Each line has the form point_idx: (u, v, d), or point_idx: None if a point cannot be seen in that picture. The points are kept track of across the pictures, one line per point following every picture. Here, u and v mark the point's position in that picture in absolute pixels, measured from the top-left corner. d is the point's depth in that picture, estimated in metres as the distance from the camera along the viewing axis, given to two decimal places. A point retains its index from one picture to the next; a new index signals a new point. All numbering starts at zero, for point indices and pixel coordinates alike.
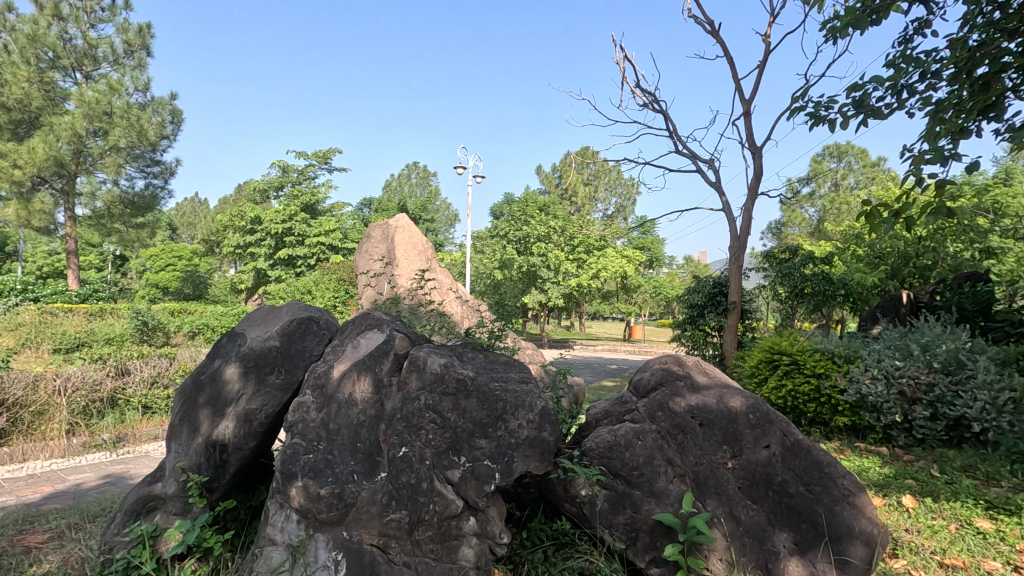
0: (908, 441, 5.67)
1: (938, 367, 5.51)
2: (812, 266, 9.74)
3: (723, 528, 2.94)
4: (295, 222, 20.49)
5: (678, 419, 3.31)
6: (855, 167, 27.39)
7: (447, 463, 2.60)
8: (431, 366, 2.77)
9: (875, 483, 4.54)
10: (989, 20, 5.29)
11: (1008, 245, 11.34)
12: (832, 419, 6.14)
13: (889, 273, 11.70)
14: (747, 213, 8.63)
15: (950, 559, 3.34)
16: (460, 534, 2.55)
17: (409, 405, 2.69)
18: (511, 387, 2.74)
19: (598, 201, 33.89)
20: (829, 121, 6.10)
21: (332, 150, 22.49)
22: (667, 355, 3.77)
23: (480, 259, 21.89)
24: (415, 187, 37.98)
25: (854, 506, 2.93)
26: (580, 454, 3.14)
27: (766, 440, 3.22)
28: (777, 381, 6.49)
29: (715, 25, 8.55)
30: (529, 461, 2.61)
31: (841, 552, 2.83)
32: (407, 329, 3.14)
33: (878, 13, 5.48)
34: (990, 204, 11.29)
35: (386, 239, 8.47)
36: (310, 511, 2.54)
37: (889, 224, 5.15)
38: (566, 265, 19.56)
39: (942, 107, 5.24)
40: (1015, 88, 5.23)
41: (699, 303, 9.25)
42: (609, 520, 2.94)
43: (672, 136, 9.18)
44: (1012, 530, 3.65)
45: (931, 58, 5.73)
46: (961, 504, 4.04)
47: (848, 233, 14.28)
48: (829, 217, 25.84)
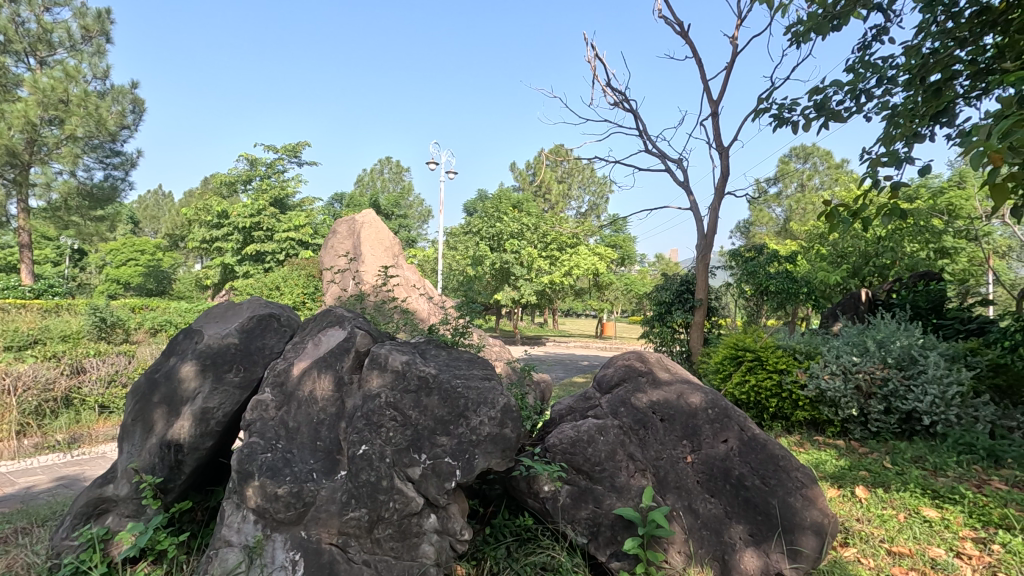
0: (864, 434, 5.88)
1: (892, 362, 5.73)
2: (777, 265, 10.02)
3: (682, 522, 3.00)
4: (264, 216, 20.09)
5: (640, 414, 3.36)
6: (820, 169, 28.21)
7: (408, 461, 2.58)
8: (392, 363, 2.76)
9: (831, 475, 4.69)
10: (942, 28, 5.49)
11: (961, 245, 11.88)
12: (793, 413, 6.32)
13: (850, 272, 12.11)
14: (713, 212, 8.80)
15: (897, 547, 3.48)
16: (421, 532, 2.55)
17: (370, 403, 2.67)
18: (473, 384, 2.74)
19: (572, 199, 34.15)
20: (792, 123, 6.28)
21: (302, 144, 22.10)
22: (631, 351, 3.83)
23: (453, 255, 21.83)
24: (388, 182, 37.71)
25: (807, 498, 3.02)
26: (544, 451, 3.17)
27: (725, 434, 3.30)
28: (740, 376, 6.65)
29: (684, 26, 8.63)
30: (491, 458, 2.61)
31: (794, 542, 2.92)
32: (369, 326, 3.12)
33: (839, 18, 5.66)
34: (945, 205, 11.73)
35: (352, 235, 8.34)
36: (267, 511, 2.51)
37: (847, 224, 5.32)
38: (539, 262, 19.67)
39: (898, 112, 5.43)
40: (965, 94, 5.46)
41: (667, 300, 9.40)
42: (571, 515, 2.96)
43: (642, 136, 9.22)
44: (957, 518, 3.83)
45: (888, 64, 5.93)
46: (910, 494, 4.20)
47: (811, 232, 14.71)
48: (795, 217, 26.60)
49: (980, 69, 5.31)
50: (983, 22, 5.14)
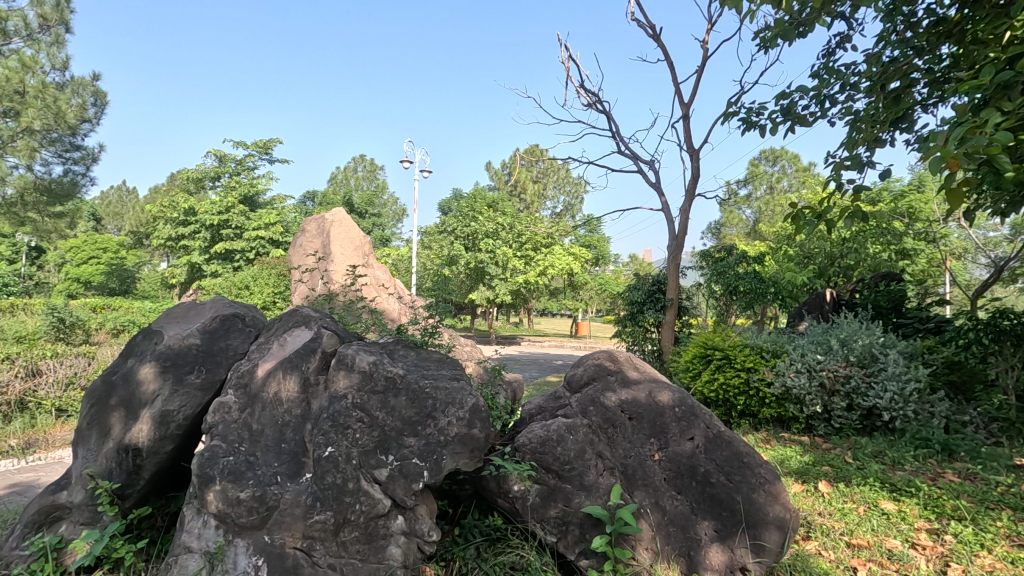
0: (828, 430, 6.04)
1: (854, 360, 5.91)
2: (746, 265, 10.22)
3: (650, 519, 3.03)
4: (233, 214, 19.65)
5: (608, 413, 3.40)
6: (788, 172, 28.93)
7: (375, 462, 2.55)
8: (359, 364, 2.73)
9: (795, 471, 4.81)
10: (901, 37, 5.68)
11: (920, 247, 12.33)
12: (760, 411, 6.45)
13: (816, 272, 12.44)
14: (684, 213, 8.94)
15: (856, 539, 3.59)
16: (388, 534, 2.52)
17: (336, 404, 2.64)
18: (441, 384, 2.73)
19: (547, 199, 34.30)
20: (760, 127, 6.43)
21: (273, 141, 21.70)
22: (601, 350, 3.86)
23: (428, 255, 21.72)
24: (361, 180, 37.35)
25: (769, 493, 3.10)
26: (513, 450, 3.17)
27: (691, 432, 3.35)
28: (709, 374, 6.77)
29: (656, 30, 8.77)
30: (459, 459, 2.60)
31: (757, 537, 2.99)
32: (336, 327, 3.07)
33: (805, 25, 5.81)
34: (906, 208, 12.14)
35: (321, 233, 8.21)
36: (228, 516, 2.45)
37: (812, 226, 5.47)
38: (514, 262, 19.69)
39: (860, 118, 5.60)
40: (923, 101, 5.66)
41: (639, 300, 9.53)
42: (541, 514, 2.97)
43: (615, 137, 9.32)
44: (912, 509, 3.97)
45: (851, 71, 6.11)
46: (869, 487, 4.34)
47: (779, 233, 15.08)
48: (764, 219, 27.26)
49: (937, 77, 5.52)
50: (939, 32, 5.35)
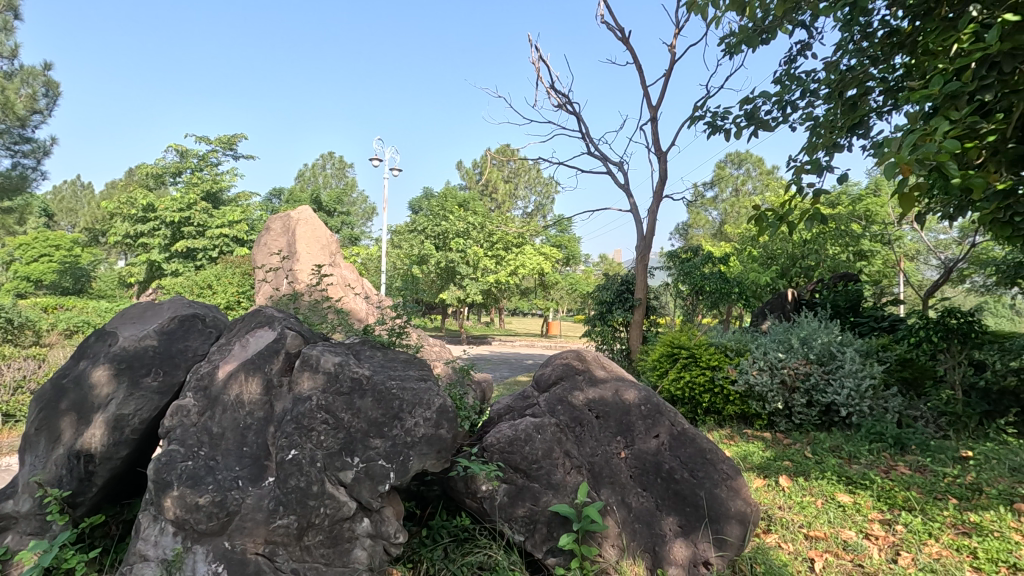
0: (789, 426, 6.23)
1: (813, 358, 6.12)
2: (711, 265, 10.45)
3: (616, 516, 3.07)
4: (195, 211, 19.09)
5: (576, 412, 3.43)
6: (753, 175, 29.68)
7: (340, 464, 2.51)
8: (324, 365, 2.68)
9: (757, 466, 4.95)
10: (858, 47, 5.90)
11: (876, 249, 12.82)
12: (724, 408, 6.59)
13: (779, 273, 12.80)
14: (652, 214, 9.09)
15: (814, 531, 3.71)
16: (353, 537, 2.49)
17: (300, 406, 2.59)
18: (408, 385, 2.71)
19: (518, 199, 34.39)
20: (725, 130, 6.59)
21: (237, 136, 21.16)
22: (569, 350, 3.89)
23: (398, 254, 21.52)
24: (330, 178, 36.80)
25: (731, 488, 3.18)
26: (482, 450, 3.17)
27: (656, 429, 3.41)
28: (676, 372, 6.89)
29: (625, 33, 8.90)
30: (426, 459, 2.58)
31: (719, 531, 3.06)
32: (300, 327, 3.02)
33: (767, 32, 5.97)
34: (863, 211, 12.59)
35: (287, 232, 8.04)
36: (187, 522, 2.38)
37: (774, 227, 5.63)
38: (485, 261, 19.68)
39: (820, 123, 5.78)
40: (879, 109, 5.89)
41: (608, 299, 9.64)
42: (509, 513, 2.98)
43: (585, 138, 9.41)
44: (867, 501, 4.13)
45: (811, 78, 6.31)
46: (827, 480, 4.50)
47: (744, 235, 15.47)
48: (730, 220, 27.91)
49: (891, 86, 5.74)
50: (892, 42, 5.57)
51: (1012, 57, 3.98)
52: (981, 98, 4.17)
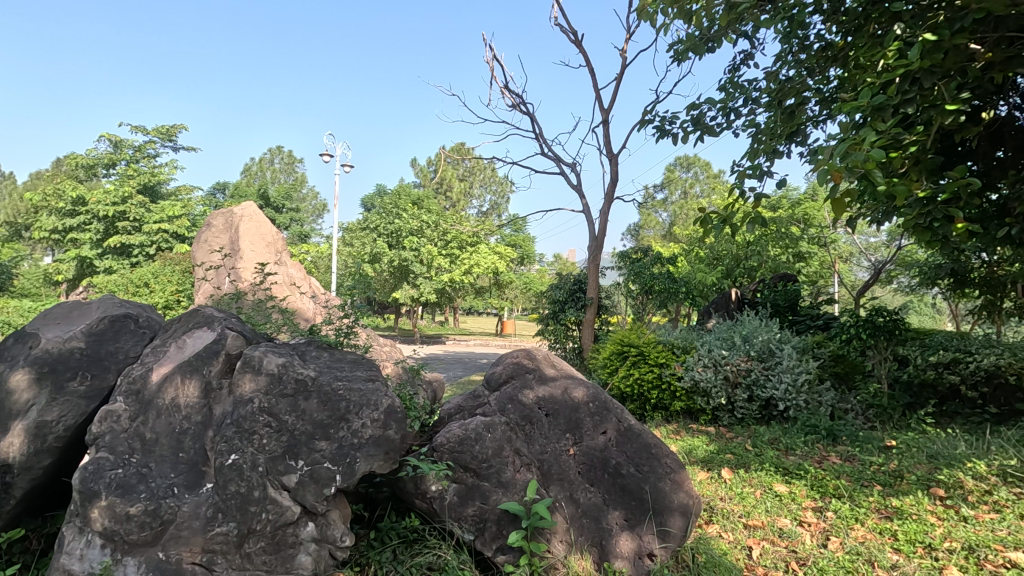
0: (731, 421, 6.48)
1: (754, 355, 6.41)
2: (660, 265, 10.76)
3: (564, 512, 3.12)
4: (130, 205, 18.08)
5: (526, 410, 3.45)
6: (700, 178, 30.68)
7: (283, 468, 2.45)
8: (267, 366, 2.60)
9: (701, 459, 5.13)
10: (796, 58, 6.20)
11: (813, 251, 13.52)
12: (671, 404, 6.80)
13: (724, 273, 13.31)
14: (604, 214, 9.27)
15: (752, 520, 3.88)
16: (297, 542, 2.43)
17: (240, 409, 2.50)
18: (355, 386, 2.66)
19: (473, 197, 34.32)
20: (673, 135, 6.79)
21: (178, 127, 20.18)
22: (519, 349, 3.92)
23: (349, 252, 21.06)
24: (278, 173, 35.66)
25: (674, 481, 3.29)
26: (431, 451, 3.15)
27: (603, 426, 3.50)
28: (626, 370, 7.06)
29: (578, 36, 9.05)
30: (373, 461, 2.55)
31: (663, 523, 3.16)
32: (242, 328, 2.91)
33: (713, 41, 6.20)
34: (801, 214, 13.23)
35: (229, 229, 7.74)
36: (117, 533, 2.26)
37: (718, 230, 5.84)
38: (439, 260, 19.53)
39: (761, 130, 6.04)
40: (814, 118, 6.20)
41: (560, 299, 9.76)
42: (458, 513, 2.98)
43: (538, 139, 9.51)
44: (801, 490, 4.36)
45: (753, 86, 6.59)
46: (766, 472, 4.72)
47: (691, 236, 15.98)
48: (679, 222, 28.75)
49: (826, 96, 6.06)
50: (826, 56, 5.89)
51: (930, 73, 4.30)
52: (904, 112, 4.47)
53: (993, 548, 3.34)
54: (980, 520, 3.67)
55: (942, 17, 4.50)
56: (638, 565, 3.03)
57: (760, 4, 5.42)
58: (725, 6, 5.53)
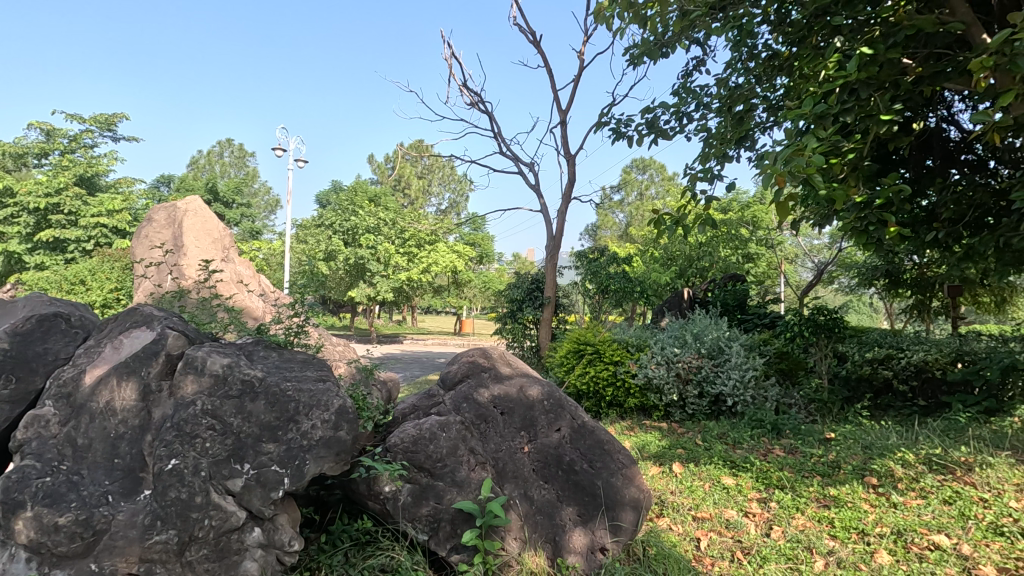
0: (683, 416, 6.66)
1: (704, 353, 6.63)
2: (616, 265, 10.96)
3: (519, 510, 3.13)
4: (65, 196, 17.06)
5: (481, 409, 3.45)
6: (656, 180, 31.44)
7: (227, 472, 2.36)
8: (211, 367, 2.50)
9: (653, 455, 5.26)
10: (745, 66, 6.42)
11: (761, 252, 14.07)
12: (626, 401, 6.94)
13: (678, 273, 13.69)
14: (561, 214, 9.36)
15: (701, 512, 4.01)
16: (242, 548, 2.35)
17: (181, 412, 2.39)
18: (305, 386, 2.59)
19: (432, 195, 34.05)
20: (628, 137, 6.93)
21: (118, 116, 19.18)
22: (475, 348, 3.92)
23: (303, 249, 20.51)
24: (228, 166, 34.42)
25: (627, 476, 3.36)
26: (384, 451, 3.11)
27: (558, 423, 3.54)
28: (582, 368, 7.18)
29: (536, 36, 9.12)
30: (323, 463, 2.49)
31: (616, 517, 3.23)
32: (184, 327, 2.79)
33: (667, 46, 6.36)
34: (750, 217, 13.75)
35: (172, 224, 7.40)
36: (43, 546, 2.14)
37: (671, 230, 5.99)
38: (396, 258, 19.28)
39: (712, 135, 6.24)
40: (762, 124, 6.44)
41: (518, 298, 9.80)
42: (412, 513, 2.95)
43: (497, 138, 9.52)
44: (746, 482, 4.53)
45: (704, 92, 6.79)
46: (714, 465, 4.89)
47: (646, 236, 16.37)
48: (636, 222, 29.39)
49: (773, 104, 6.31)
50: (772, 65, 6.14)
51: (866, 85, 4.55)
52: (843, 120, 4.70)
53: (918, 532, 3.56)
54: (908, 505, 3.90)
55: (877, 32, 4.77)
56: (591, 560, 3.08)
57: (712, 12, 5.60)
58: (678, 13, 5.68)
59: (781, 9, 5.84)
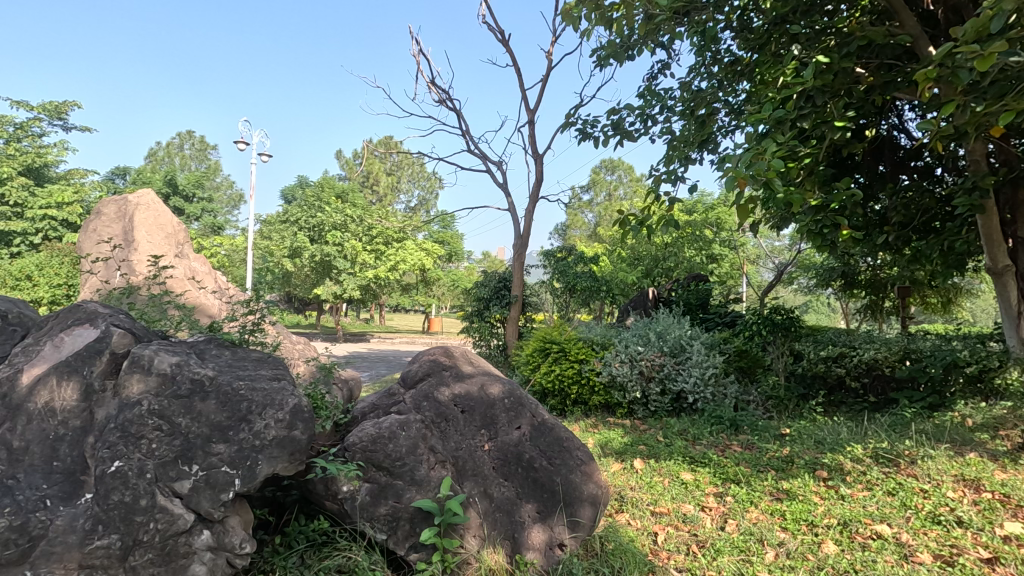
0: (645, 413, 6.77)
1: (667, 351, 6.75)
2: (583, 265, 11.08)
3: (478, 507, 3.14)
4: (10, 187, 16.25)
5: (441, 408, 3.45)
6: (624, 181, 31.97)
7: (175, 474, 2.30)
8: (158, 366, 2.43)
9: (616, 451, 5.34)
10: (709, 70, 6.56)
11: (724, 253, 14.44)
12: (590, 398, 7.02)
13: (644, 273, 13.91)
14: (529, 213, 9.40)
15: (659, 508, 4.10)
16: (190, 552, 2.29)
17: (126, 412, 2.32)
18: (258, 386, 2.54)
19: (401, 192, 33.78)
20: (595, 138, 7.00)
21: (70, 104, 18.38)
22: (437, 347, 3.92)
23: (267, 246, 20.05)
24: (188, 159, 33.39)
25: (585, 473, 3.41)
26: (343, 450, 3.06)
27: (518, 421, 3.56)
28: (548, 366, 7.24)
29: (505, 35, 9.14)
30: (276, 463, 2.44)
31: (574, 513, 3.28)
32: (131, 325, 2.70)
33: (633, 49, 6.45)
34: (714, 219, 14.11)
35: (122, 217, 7.14)
36: None
37: (636, 230, 6.07)
38: (363, 256, 19.03)
39: (676, 138, 6.36)
40: (723, 127, 6.59)
41: (485, 296, 9.80)
42: (370, 513, 2.91)
43: (464, 135, 9.50)
44: (704, 477, 4.64)
45: (668, 95, 6.92)
46: (674, 461, 4.99)
47: (613, 236, 16.60)
48: (604, 223, 29.79)
49: (734, 108, 6.46)
50: (734, 70, 6.28)
51: (822, 92, 4.70)
52: (801, 126, 4.84)
53: (863, 522, 3.72)
54: (855, 497, 4.07)
55: (832, 42, 4.94)
56: (549, 556, 3.11)
57: (676, 17, 5.69)
58: (644, 16, 5.76)
59: (744, 16, 5.98)
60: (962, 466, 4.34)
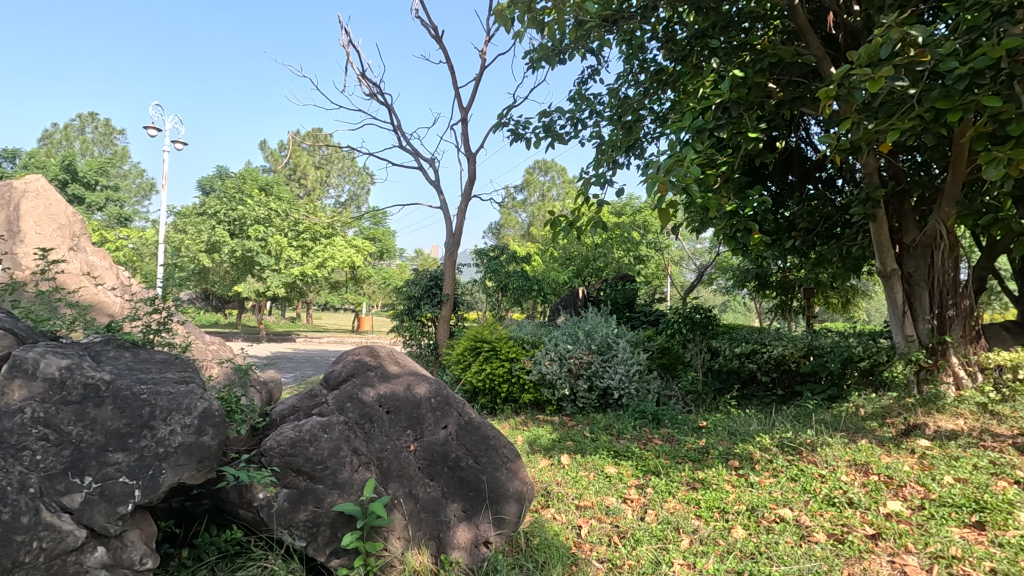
0: (573, 410, 6.91)
1: (594, 349, 6.95)
2: (515, 264, 11.17)
3: (402, 509, 3.09)
4: None
5: (366, 408, 3.37)
6: (557, 183, 32.60)
7: (64, 487, 2.10)
8: (44, 370, 2.22)
9: (544, 448, 5.43)
10: (636, 78, 6.80)
11: (650, 254, 15.06)
12: (520, 396, 7.10)
13: (575, 272, 14.23)
14: (461, 212, 9.36)
15: (584, 501, 4.21)
16: (81, 571, 2.10)
17: (4, 421, 2.10)
18: (163, 389, 2.39)
19: (330, 186, 32.67)
20: (527, 139, 7.10)
21: None
22: (363, 347, 3.84)
23: (182, 240, 18.78)
24: (90, 143, 30.65)
25: (510, 470, 3.45)
26: (258, 456, 2.91)
27: (445, 421, 3.54)
28: (479, 365, 7.25)
29: (438, 31, 9.07)
30: (183, 471, 2.29)
31: (499, 511, 3.31)
32: (12, 325, 2.45)
33: (564, 53, 6.57)
34: (642, 221, 14.67)
35: (6, 206, 6.45)
36: None
37: (565, 230, 6.19)
38: (288, 252, 18.25)
39: (604, 142, 6.54)
40: (648, 134, 6.86)
41: (416, 295, 9.66)
42: (289, 519, 2.80)
43: (396, 131, 9.33)
44: (626, 470, 4.82)
45: (597, 100, 7.11)
46: (599, 455, 5.15)
47: (546, 236, 16.87)
48: (537, 223, 30.22)
49: (659, 116, 6.73)
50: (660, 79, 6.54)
51: (737, 105, 4.99)
52: (718, 135, 5.11)
53: (768, 507, 3.99)
54: (762, 484, 4.36)
55: (747, 58, 5.25)
56: (474, 554, 3.13)
57: (605, 24, 5.83)
58: (575, 21, 5.88)
59: (670, 27, 6.22)
60: (855, 452, 4.76)
